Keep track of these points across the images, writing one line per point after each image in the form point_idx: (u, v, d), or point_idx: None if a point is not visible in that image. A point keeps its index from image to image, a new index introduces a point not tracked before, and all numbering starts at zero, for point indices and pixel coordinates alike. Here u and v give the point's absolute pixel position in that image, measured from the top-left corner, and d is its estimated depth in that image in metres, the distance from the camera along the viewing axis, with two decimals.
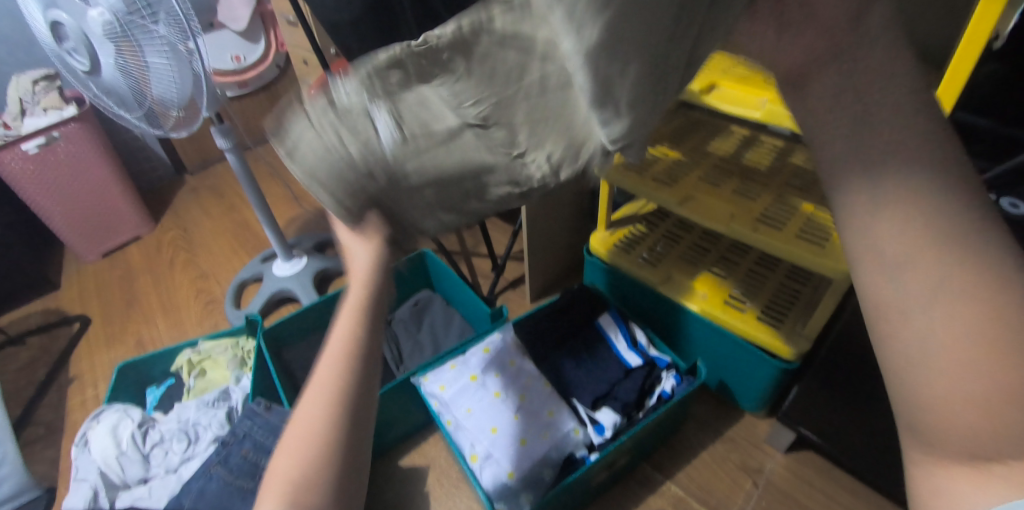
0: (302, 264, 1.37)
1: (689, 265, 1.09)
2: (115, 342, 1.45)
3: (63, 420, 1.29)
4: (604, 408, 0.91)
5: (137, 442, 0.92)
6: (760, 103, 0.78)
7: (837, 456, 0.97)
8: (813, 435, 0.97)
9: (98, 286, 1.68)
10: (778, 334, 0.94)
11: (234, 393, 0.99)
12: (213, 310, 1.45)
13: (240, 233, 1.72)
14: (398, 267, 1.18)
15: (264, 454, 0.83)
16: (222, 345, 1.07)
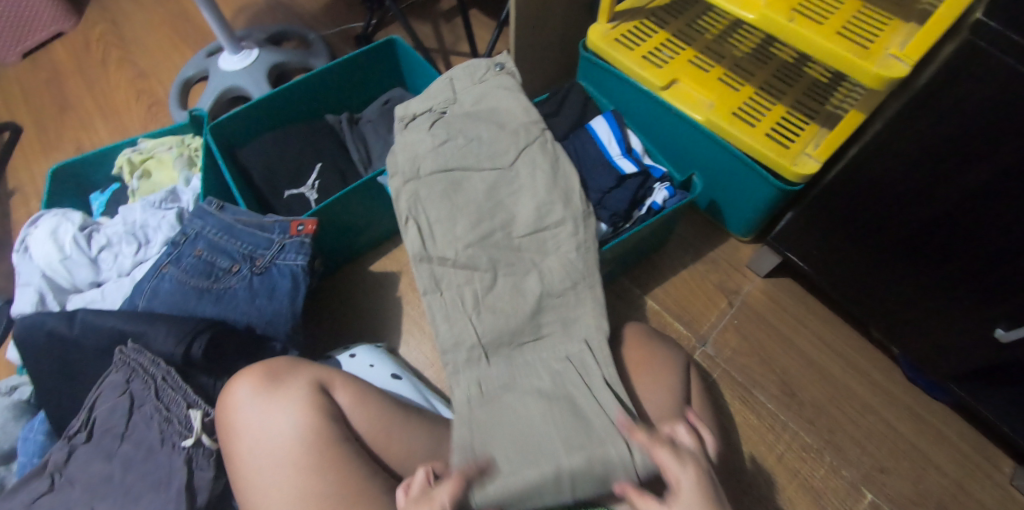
0: (252, 58, 1.18)
1: (700, 71, 0.94)
2: (53, 150, 1.31)
3: (10, 231, 1.21)
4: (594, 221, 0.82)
5: (81, 245, 0.83)
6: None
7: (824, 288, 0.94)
8: (805, 262, 0.92)
9: (25, 89, 1.48)
10: (785, 152, 0.85)
11: (184, 195, 0.89)
12: (158, 114, 1.30)
13: (180, 26, 1.47)
14: (363, 57, 1.00)
15: (219, 254, 0.76)
16: (166, 145, 0.95)
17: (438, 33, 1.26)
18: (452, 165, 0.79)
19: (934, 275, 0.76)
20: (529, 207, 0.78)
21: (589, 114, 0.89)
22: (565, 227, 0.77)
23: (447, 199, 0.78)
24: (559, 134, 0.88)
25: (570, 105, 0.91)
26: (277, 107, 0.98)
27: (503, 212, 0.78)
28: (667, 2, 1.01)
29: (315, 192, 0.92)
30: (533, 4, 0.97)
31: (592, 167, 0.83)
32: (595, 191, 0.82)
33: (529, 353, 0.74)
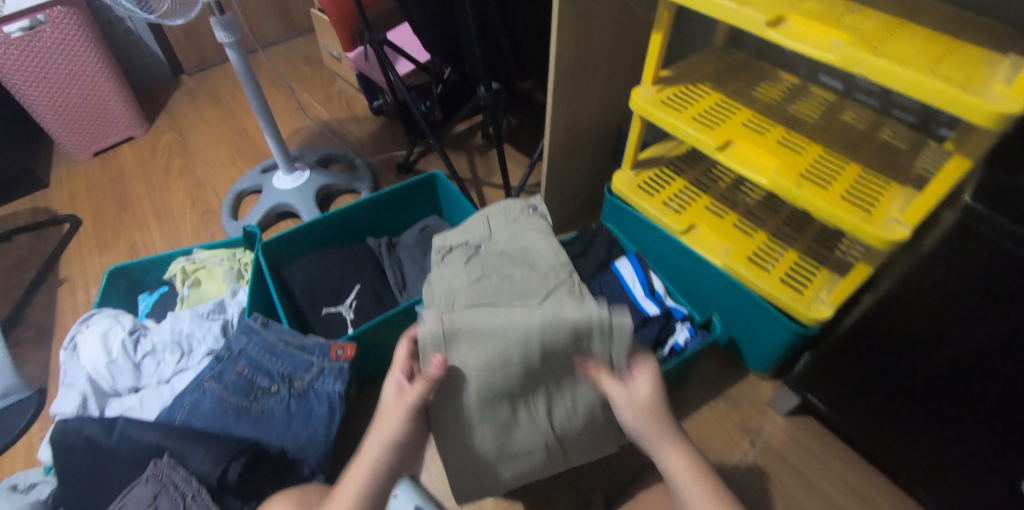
0: (304, 179, 1.30)
1: (715, 217, 1.01)
2: (106, 247, 1.39)
3: (52, 322, 1.26)
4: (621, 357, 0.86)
5: (128, 350, 0.88)
6: (834, 44, 0.66)
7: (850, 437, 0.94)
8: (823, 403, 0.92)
9: (90, 188, 1.61)
10: (800, 298, 0.89)
11: (230, 307, 0.95)
12: (209, 222, 1.40)
13: (239, 143, 1.63)
14: (406, 189, 1.10)
15: (260, 372, 0.81)
16: (218, 257, 1.02)
17: (473, 165, 1.39)
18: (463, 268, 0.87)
19: (951, 420, 0.75)
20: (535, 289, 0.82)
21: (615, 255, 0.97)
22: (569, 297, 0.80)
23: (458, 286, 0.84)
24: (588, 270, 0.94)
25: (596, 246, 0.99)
26: (323, 228, 1.07)
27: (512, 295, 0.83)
28: (682, 151, 1.11)
29: (352, 311, 0.99)
30: (565, 152, 1.08)
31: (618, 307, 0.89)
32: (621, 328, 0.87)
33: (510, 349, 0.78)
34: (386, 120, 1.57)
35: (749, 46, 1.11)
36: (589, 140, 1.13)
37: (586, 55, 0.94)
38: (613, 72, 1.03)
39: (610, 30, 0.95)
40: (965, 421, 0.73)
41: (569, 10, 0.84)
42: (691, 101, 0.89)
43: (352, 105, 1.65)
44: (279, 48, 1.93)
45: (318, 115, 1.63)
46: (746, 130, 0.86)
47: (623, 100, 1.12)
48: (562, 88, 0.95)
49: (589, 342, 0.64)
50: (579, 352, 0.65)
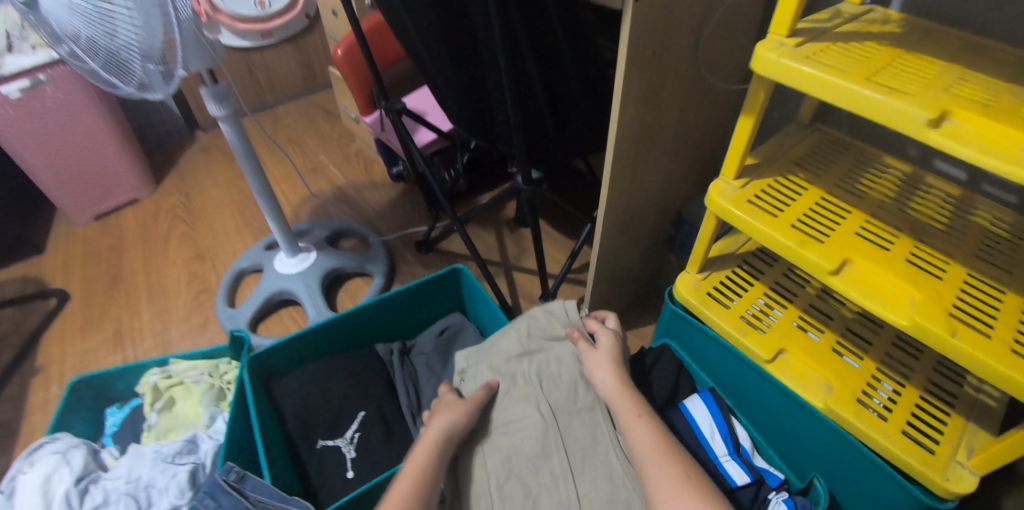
0: (309, 261, 1.14)
1: (806, 338, 0.81)
2: (91, 329, 1.24)
3: (19, 421, 1.10)
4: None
5: (72, 504, 0.71)
6: None
7: None
8: None
9: (85, 254, 1.48)
10: (933, 461, 0.68)
11: (203, 444, 0.77)
12: (205, 303, 1.24)
13: (248, 208, 1.49)
14: (424, 285, 0.93)
15: None
16: (197, 372, 0.85)
17: (502, 243, 1.21)
18: None
19: None
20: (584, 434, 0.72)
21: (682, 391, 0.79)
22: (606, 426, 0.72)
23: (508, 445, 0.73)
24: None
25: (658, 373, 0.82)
26: (324, 334, 0.89)
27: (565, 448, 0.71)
28: (758, 247, 0.92)
29: (353, 445, 0.80)
30: (615, 245, 0.90)
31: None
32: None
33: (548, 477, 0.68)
34: (407, 187, 1.41)
35: (839, 119, 0.92)
36: (644, 228, 0.94)
37: (648, 137, 0.76)
38: (677, 153, 0.85)
39: (678, 107, 0.77)
40: None
41: (633, 89, 0.67)
42: (786, 201, 0.71)
43: (371, 168, 1.51)
44: (299, 103, 1.82)
45: (332, 178, 1.49)
46: (862, 242, 0.67)
47: (685, 182, 0.93)
48: (617, 176, 0.77)
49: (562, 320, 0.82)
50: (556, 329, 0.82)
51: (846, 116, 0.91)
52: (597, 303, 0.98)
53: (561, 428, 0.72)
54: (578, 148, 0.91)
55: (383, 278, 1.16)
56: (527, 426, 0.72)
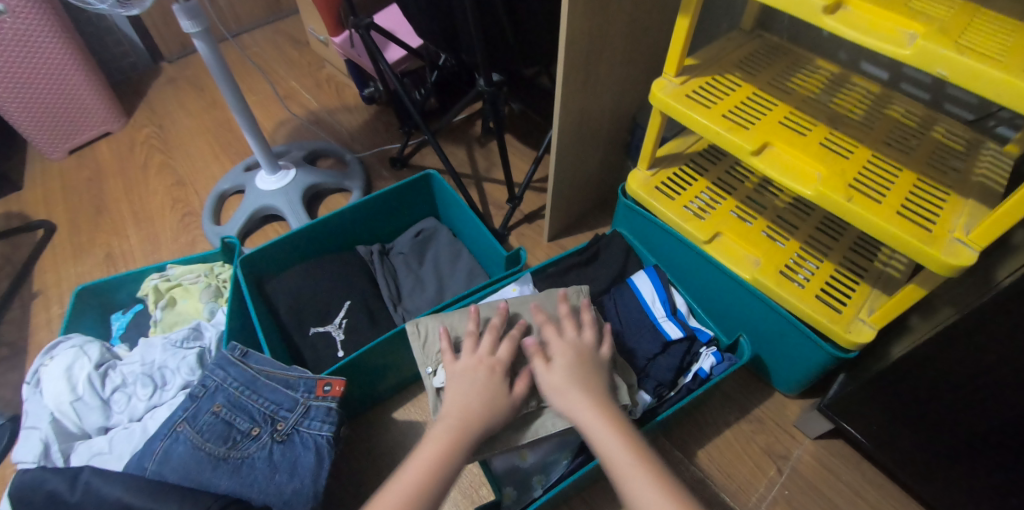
0: (289, 180, 1.20)
1: (741, 224, 0.91)
2: (82, 254, 1.30)
3: (26, 340, 1.17)
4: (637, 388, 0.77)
5: (96, 386, 0.79)
6: (907, 38, 0.55)
7: (901, 477, 0.83)
8: (881, 454, 0.82)
9: (65, 188, 1.51)
10: (838, 319, 0.80)
11: (207, 331, 0.86)
12: (191, 225, 1.30)
13: (223, 135, 1.52)
14: (400, 191, 1.00)
15: (239, 412, 0.73)
16: (194, 273, 0.93)
17: (472, 157, 1.28)
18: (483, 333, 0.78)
19: (980, 468, 0.70)
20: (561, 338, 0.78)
21: (630, 267, 0.89)
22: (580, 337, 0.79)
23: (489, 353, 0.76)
24: (597, 288, 0.86)
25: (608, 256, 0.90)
26: (308, 238, 0.97)
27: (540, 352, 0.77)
28: (704, 146, 1.01)
29: (342, 330, 0.90)
30: (573, 148, 0.97)
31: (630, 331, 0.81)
32: (638, 356, 0.78)
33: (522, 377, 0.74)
34: (380, 108, 1.46)
35: (781, 26, 0.99)
36: (602, 132, 1.02)
37: (599, 42, 0.82)
38: (629, 58, 0.92)
39: (628, 12, 0.83)
40: (953, 419, 0.69)
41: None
42: (720, 95, 0.79)
43: (343, 92, 1.54)
44: (265, 30, 1.80)
45: (305, 104, 1.52)
46: (785, 131, 0.76)
47: (639, 89, 1.01)
48: (571, 80, 0.84)
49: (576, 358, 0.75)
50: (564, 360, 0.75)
51: (787, 21, 0.98)
52: (559, 205, 1.07)
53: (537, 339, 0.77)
54: (540, 57, 0.96)
55: (361, 193, 1.24)
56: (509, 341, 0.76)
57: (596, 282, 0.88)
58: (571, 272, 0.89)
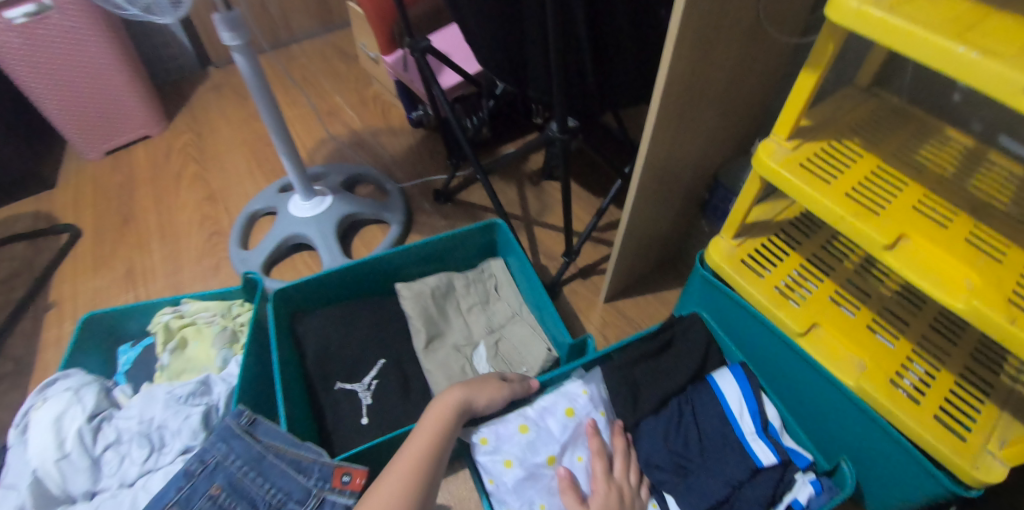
0: (324, 207, 1.11)
1: (843, 313, 0.77)
2: (103, 266, 1.22)
3: (33, 357, 1.09)
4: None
5: (86, 443, 0.70)
6: None
7: None
8: None
9: (96, 191, 1.44)
10: (963, 449, 0.64)
11: (216, 386, 0.75)
12: (219, 244, 1.21)
13: (262, 148, 1.44)
14: (453, 238, 0.90)
15: (240, 499, 0.62)
16: (210, 313, 0.84)
17: (523, 197, 1.18)
18: (442, 346, 0.85)
19: None
20: (498, 305, 0.92)
21: (711, 365, 0.83)
22: (488, 279, 0.95)
23: (459, 359, 0.84)
24: (673, 386, 0.80)
25: (689, 350, 0.83)
26: (346, 277, 0.88)
27: (492, 313, 0.92)
28: (798, 215, 0.88)
29: (371, 393, 0.80)
30: (646, 204, 0.86)
31: (714, 451, 0.75)
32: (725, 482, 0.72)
33: (505, 338, 0.89)
34: (426, 134, 1.37)
35: (900, 84, 0.86)
36: (679, 187, 0.91)
37: (695, 95, 0.71)
38: (720, 110, 0.80)
39: (731, 60, 0.72)
40: None
41: (687, 42, 0.62)
42: (838, 169, 0.67)
43: (389, 113, 1.46)
44: (314, 42, 1.74)
45: (349, 122, 1.44)
46: (921, 219, 0.63)
47: (724, 144, 0.89)
48: (659, 135, 0.73)
49: (490, 278, 0.95)
50: (491, 288, 0.94)
51: (907, 79, 0.84)
52: (622, 263, 0.96)
53: (488, 318, 0.91)
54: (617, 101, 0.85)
55: (400, 228, 1.13)
56: (471, 323, 0.90)
57: (669, 379, 0.81)
58: (643, 365, 0.82)
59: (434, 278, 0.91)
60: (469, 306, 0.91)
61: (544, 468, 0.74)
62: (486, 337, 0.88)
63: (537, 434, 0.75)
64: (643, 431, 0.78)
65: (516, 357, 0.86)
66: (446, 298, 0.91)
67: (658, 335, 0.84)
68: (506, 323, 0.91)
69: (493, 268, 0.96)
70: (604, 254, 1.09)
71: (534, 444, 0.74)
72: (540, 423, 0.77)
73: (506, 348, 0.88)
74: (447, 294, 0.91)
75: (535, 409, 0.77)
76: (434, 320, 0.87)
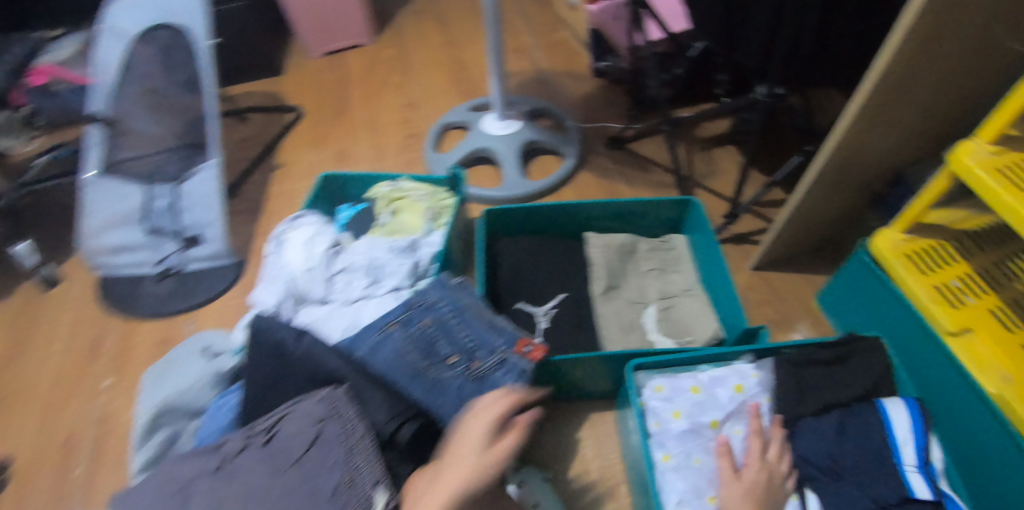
0: (511, 130, 1.26)
1: (1001, 326, 0.77)
2: (319, 145, 1.46)
3: (261, 201, 1.34)
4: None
5: (327, 260, 0.91)
6: None
7: None
8: None
9: (316, 84, 1.69)
10: None
11: (423, 248, 0.94)
12: (414, 145, 1.40)
13: (456, 72, 1.62)
14: (642, 205, 1.00)
15: (445, 336, 0.78)
16: (421, 193, 1.03)
17: (690, 159, 1.27)
18: (616, 297, 0.95)
19: None
20: (674, 277, 1.00)
21: (883, 389, 0.77)
22: (669, 252, 1.03)
23: (629, 312, 0.94)
24: (841, 397, 0.76)
25: (862, 364, 0.79)
26: (542, 216, 1.01)
27: (667, 282, 0.99)
28: (981, 230, 0.86)
29: (548, 318, 0.92)
30: (823, 183, 0.92)
31: (869, 464, 0.70)
32: (872, 498, 0.68)
33: (676, 305, 0.96)
34: (606, 85, 1.47)
35: None
36: (855, 178, 0.94)
37: (907, 85, 0.76)
38: (926, 107, 0.82)
39: (956, 59, 0.75)
40: None
41: (919, 28, 0.67)
42: None
43: (574, 60, 1.56)
44: None
45: (536, 62, 1.57)
46: None
47: (918, 144, 0.91)
48: (859, 116, 0.79)
49: (670, 251, 1.03)
50: (670, 260, 1.02)
51: None
52: (780, 233, 1.03)
53: (663, 286, 0.98)
54: (818, 60, 0.93)
55: (574, 162, 1.26)
56: (646, 286, 0.98)
57: (838, 390, 0.76)
58: (813, 366, 0.78)
59: (620, 238, 1.01)
60: (647, 270, 1.00)
61: (706, 429, 0.75)
62: (658, 302, 0.96)
63: (706, 398, 0.77)
64: (806, 429, 0.74)
65: (683, 325, 0.93)
66: (629, 259, 1.00)
67: (832, 345, 0.80)
68: (680, 294, 0.97)
69: (676, 245, 1.03)
70: (759, 227, 1.17)
71: (702, 408, 0.76)
72: (709, 389, 0.78)
73: (675, 314, 0.94)
74: (629, 253, 1.01)
75: (705, 375, 0.79)
76: (614, 273, 0.97)
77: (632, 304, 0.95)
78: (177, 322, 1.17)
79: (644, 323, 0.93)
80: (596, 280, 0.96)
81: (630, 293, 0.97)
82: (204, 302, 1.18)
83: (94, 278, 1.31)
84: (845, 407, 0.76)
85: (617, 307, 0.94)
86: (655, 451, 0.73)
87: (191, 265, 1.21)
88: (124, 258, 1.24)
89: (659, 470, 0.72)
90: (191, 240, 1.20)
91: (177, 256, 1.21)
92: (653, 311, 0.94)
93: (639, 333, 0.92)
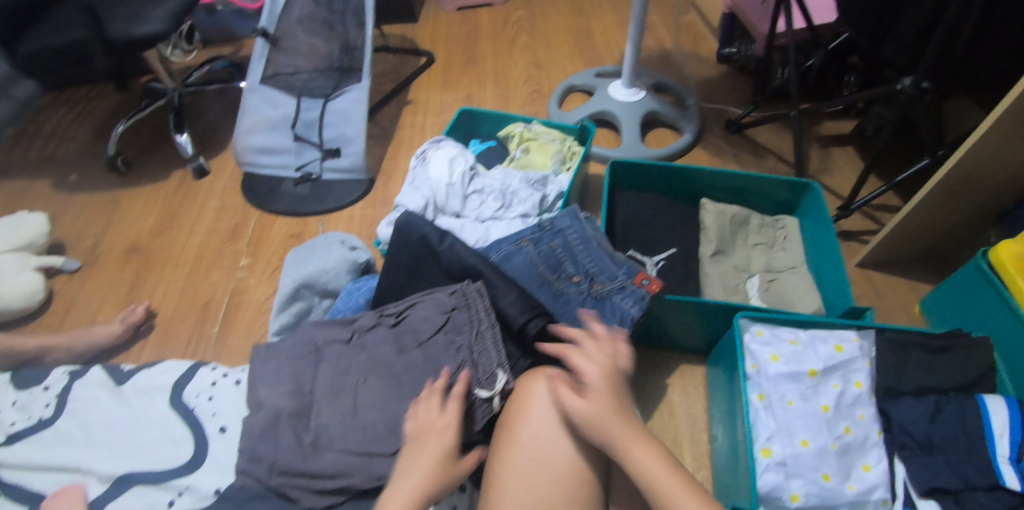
0: (636, 98, 1.31)
1: None
2: (447, 88, 1.56)
3: (392, 131, 1.46)
4: (932, 501, 0.73)
5: (464, 180, 1.00)
6: None
7: None
8: None
9: (447, 34, 1.80)
10: None
11: (551, 185, 1.01)
12: (536, 101, 1.48)
13: (581, 41, 1.68)
14: (762, 180, 1.03)
15: (570, 258, 0.86)
16: (552, 137, 1.10)
17: (808, 152, 1.29)
18: (723, 262, 1.00)
19: None
20: (783, 253, 1.03)
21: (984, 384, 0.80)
22: (781, 230, 1.05)
23: (733, 277, 0.99)
24: (939, 384, 0.79)
25: (967, 358, 0.80)
26: (661, 176, 1.06)
27: (775, 257, 1.02)
28: None
29: (657, 268, 0.99)
30: (952, 185, 0.94)
31: (959, 447, 0.73)
32: (958, 477, 0.72)
33: (781, 279, 0.99)
34: (731, 71, 1.49)
35: None
36: (976, 193, 0.96)
37: None
38: None
39: None
40: None
41: None
42: None
43: (701, 43, 1.59)
44: None
45: (662, 40, 1.61)
46: None
47: None
48: (1005, 119, 0.82)
49: (782, 230, 1.05)
50: (782, 237, 1.04)
51: None
52: (892, 233, 1.04)
53: (771, 260, 1.02)
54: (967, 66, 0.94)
55: (692, 137, 1.30)
56: (753, 257, 1.02)
57: (939, 378, 0.79)
58: (914, 350, 0.81)
59: (734, 208, 1.05)
60: (756, 243, 1.04)
61: (804, 377, 0.79)
62: (764, 273, 1.00)
63: (805, 351, 0.81)
64: (901, 406, 0.77)
65: (786, 297, 0.97)
66: (740, 229, 1.04)
67: (939, 336, 0.82)
68: (786, 270, 1.01)
69: (788, 224, 1.05)
70: (870, 227, 1.17)
71: (800, 361, 0.80)
72: (809, 345, 0.82)
73: (779, 287, 0.98)
74: (741, 224, 1.05)
75: (807, 333, 0.83)
76: (725, 239, 1.02)
77: (738, 271, 1.00)
78: (309, 224, 1.31)
79: (747, 290, 0.98)
80: (706, 243, 1.01)
81: (738, 260, 1.01)
82: (335, 209, 1.32)
83: (238, 175, 1.47)
84: (942, 394, 0.78)
85: (723, 270, 0.99)
86: (750, 391, 0.79)
87: (327, 174, 1.35)
88: (266, 159, 1.38)
89: (752, 406, 0.78)
90: (330, 152, 1.34)
91: (317, 166, 1.35)
92: (757, 281, 0.99)
93: (741, 297, 0.97)
